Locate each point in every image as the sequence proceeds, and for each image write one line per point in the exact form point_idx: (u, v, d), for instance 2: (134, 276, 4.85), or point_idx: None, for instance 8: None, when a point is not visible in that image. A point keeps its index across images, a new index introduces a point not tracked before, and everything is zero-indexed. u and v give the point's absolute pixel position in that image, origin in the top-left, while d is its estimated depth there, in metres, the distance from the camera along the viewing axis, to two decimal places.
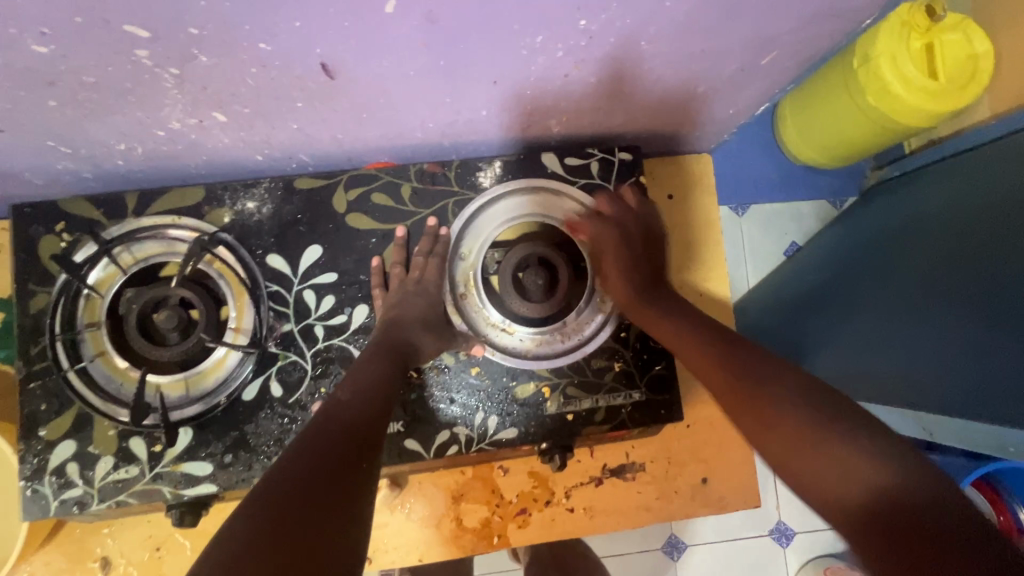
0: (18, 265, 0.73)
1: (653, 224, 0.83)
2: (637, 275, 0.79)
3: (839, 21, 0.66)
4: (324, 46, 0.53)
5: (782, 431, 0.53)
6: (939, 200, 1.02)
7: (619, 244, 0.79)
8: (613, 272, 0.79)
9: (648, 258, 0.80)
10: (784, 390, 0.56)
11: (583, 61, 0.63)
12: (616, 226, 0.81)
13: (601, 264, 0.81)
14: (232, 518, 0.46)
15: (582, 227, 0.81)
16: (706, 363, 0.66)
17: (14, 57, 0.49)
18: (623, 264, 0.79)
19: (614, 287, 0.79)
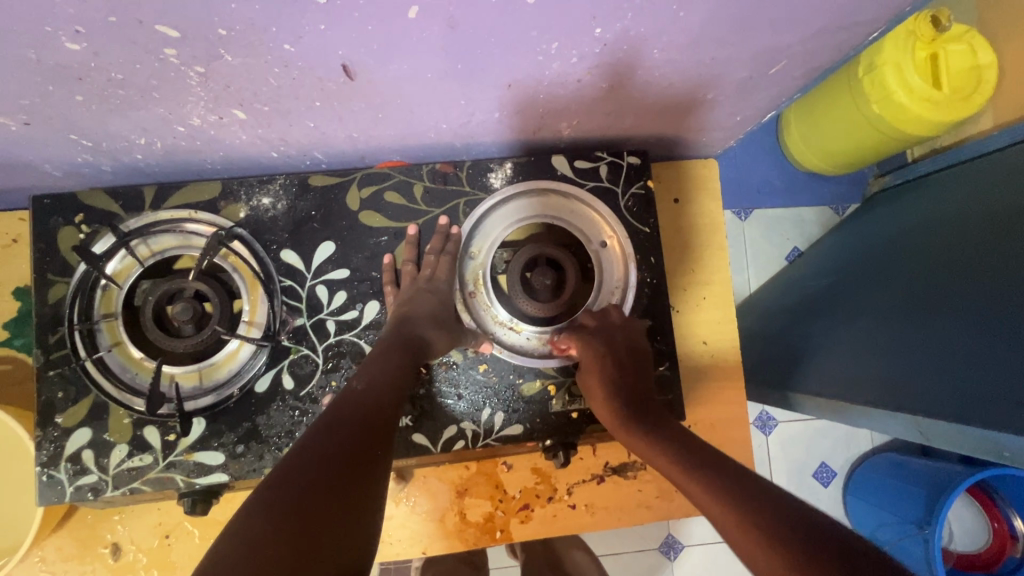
0: (37, 255, 0.75)
1: (639, 342, 0.80)
2: (622, 393, 0.73)
3: (847, 33, 0.68)
4: (346, 49, 0.55)
5: (746, 514, 0.50)
6: (942, 208, 1.03)
7: (607, 362, 0.75)
8: (596, 391, 0.75)
9: (632, 377, 0.76)
10: (733, 479, 0.55)
11: (595, 67, 0.64)
12: (598, 337, 0.77)
13: (584, 377, 0.77)
14: (248, 508, 0.47)
15: (571, 339, 0.79)
16: (670, 451, 0.63)
17: (46, 54, 0.51)
18: (607, 385, 0.74)
19: (599, 404, 0.74)
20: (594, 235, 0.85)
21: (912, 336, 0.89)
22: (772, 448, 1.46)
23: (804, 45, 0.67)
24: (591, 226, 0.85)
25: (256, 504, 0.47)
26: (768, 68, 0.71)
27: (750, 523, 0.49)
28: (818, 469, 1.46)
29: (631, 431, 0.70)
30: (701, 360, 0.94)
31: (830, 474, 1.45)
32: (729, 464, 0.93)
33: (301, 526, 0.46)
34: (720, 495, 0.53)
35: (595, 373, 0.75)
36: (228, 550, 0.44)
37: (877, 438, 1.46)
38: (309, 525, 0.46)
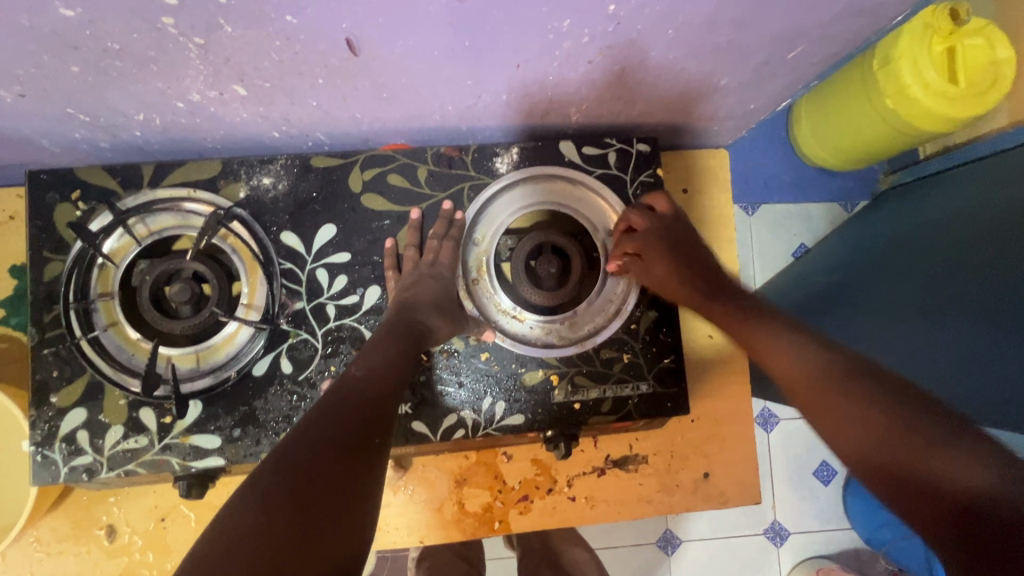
0: (33, 232, 0.74)
1: (690, 227, 0.80)
2: (689, 270, 0.75)
3: (869, 18, 0.66)
4: (351, 22, 0.53)
5: (806, 377, 0.56)
6: (957, 204, 1.00)
7: (670, 245, 0.77)
8: (665, 271, 0.76)
9: (696, 271, 0.75)
10: (816, 347, 0.58)
11: (607, 48, 0.62)
12: (658, 231, 0.78)
13: (642, 258, 0.78)
14: (239, 497, 0.46)
15: (637, 214, 0.80)
16: (727, 309, 0.69)
17: (40, 20, 0.49)
18: (672, 261, 0.76)
19: (659, 270, 0.76)
20: (601, 224, 0.83)
21: (922, 333, 0.87)
22: (773, 445, 1.44)
23: (824, 30, 0.65)
24: (599, 213, 0.83)
25: (247, 493, 0.46)
26: (784, 54, 0.69)
27: (812, 390, 0.54)
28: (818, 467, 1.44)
29: (688, 287, 0.74)
30: (706, 354, 0.93)
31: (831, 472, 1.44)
32: (731, 459, 0.92)
33: (294, 520, 0.44)
34: (786, 355, 0.59)
35: (657, 244, 0.77)
36: (218, 543, 0.42)
37: None
38: (301, 520, 0.44)
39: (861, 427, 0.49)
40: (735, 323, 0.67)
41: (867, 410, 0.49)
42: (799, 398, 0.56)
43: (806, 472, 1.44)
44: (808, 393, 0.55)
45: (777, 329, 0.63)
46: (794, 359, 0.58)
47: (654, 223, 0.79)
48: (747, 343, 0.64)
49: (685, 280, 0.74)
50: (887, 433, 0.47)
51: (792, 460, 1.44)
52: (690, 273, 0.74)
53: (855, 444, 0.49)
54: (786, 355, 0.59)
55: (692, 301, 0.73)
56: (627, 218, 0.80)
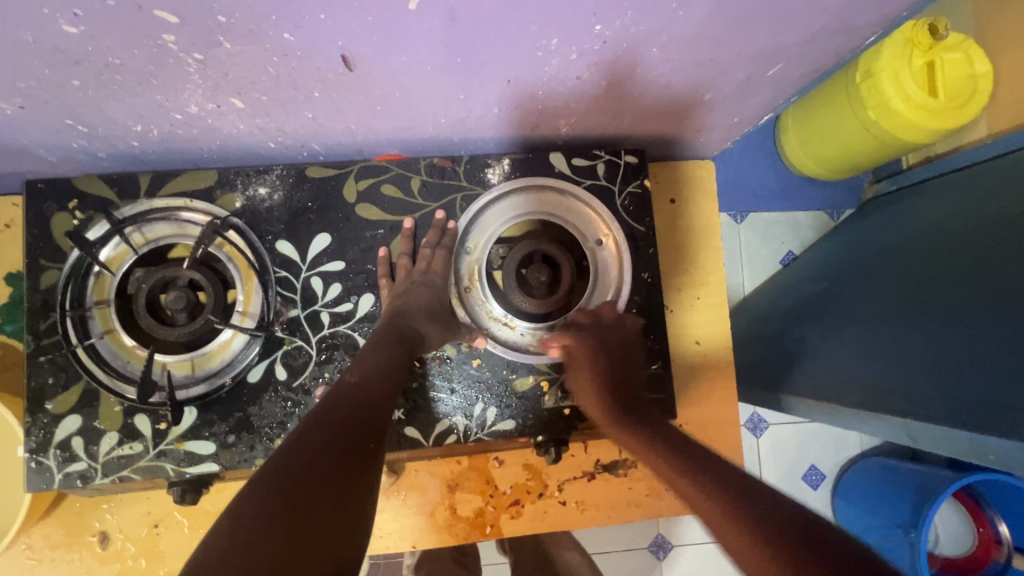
0: (30, 240, 0.74)
1: (628, 335, 0.81)
2: (611, 380, 0.78)
3: (846, 36, 0.68)
4: (346, 39, 0.55)
5: (722, 484, 0.57)
6: (936, 215, 1.03)
7: (596, 349, 0.78)
8: (586, 382, 0.78)
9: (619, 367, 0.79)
10: (728, 471, 0.60)
11: (595, 64, 0.64)
12: (589, 334, 0.79)
13: (570, 377, 0.80)
14: (239, 501, 0.47)
15: (562, 335, 0.81)
16: (666, 453, 0.66)
17: (43, 36, 0.51)
18: (598, 370, 0.77)
19: (587, 395, 0.78)
20: (591, 233, 0.85)
21: (905, 340, 0.90)
22: (762, 451, 1.47)
23: (801, 48, 0.68)
24: (588, 223, 0.85)
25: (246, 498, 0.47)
26: (764, 71, 0.72)
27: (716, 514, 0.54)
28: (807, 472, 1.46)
29: (631, 427, 0.73)
30: (694, 360, 0.95)
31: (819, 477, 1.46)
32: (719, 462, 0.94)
33: (293, 523, 0.45)
34: (697, 481, 0.59)
35: (586, 358, 0.78)
36: (219, 547, 0.44)
37: (867, 442, 1.47)
38: (298, 520, 0.46)
39: (769, 549, 0.48)
40: (663, 468, 0.65)
41: (760, 529, 0.50)
42: (710, 515, 0.55)
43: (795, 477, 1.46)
44: (710, 509, 0.55)
45: (710, 465, 0.61)
46: (711, 484, 0.58)
47: (597, 326, 0.80)
48: (673, 472, 0.63)
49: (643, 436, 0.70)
50: (770, 539, 0.49)
51: (780, 465, 1.46)
52: (611, 395, 0.76)
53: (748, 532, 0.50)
54: (695, 479, 0.59)
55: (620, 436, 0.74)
56: (559, 340, 0.81)
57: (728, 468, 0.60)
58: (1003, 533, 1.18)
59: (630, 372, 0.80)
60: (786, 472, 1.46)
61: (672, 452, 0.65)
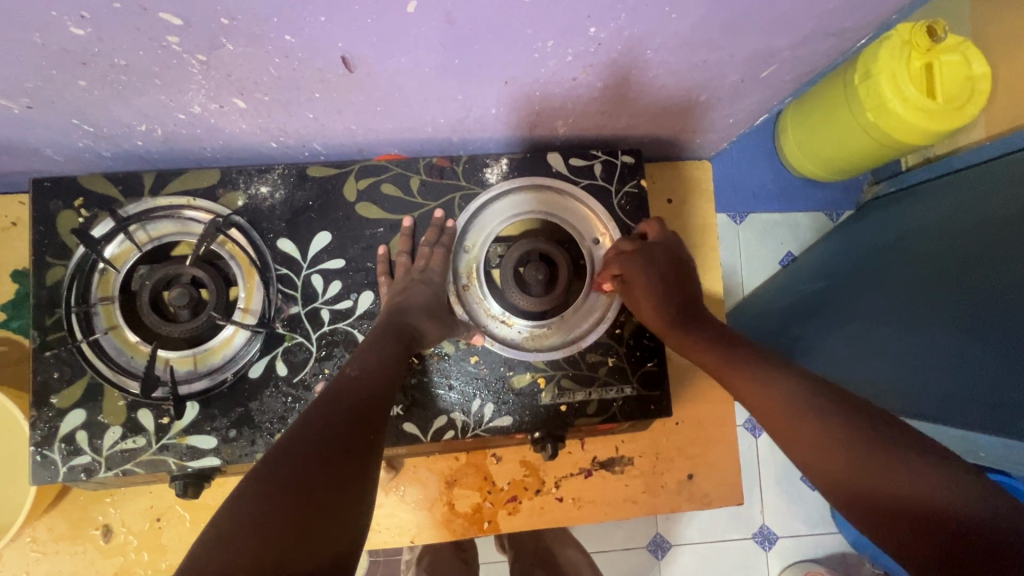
0: (36, 238, 0.76)
1: (678, 253, 0.80)
2: (672, 298, 0.76)
3: (838, 38, 0.69)
4: (346, 41, 0.56)
5: (796, 411, 0.55)
6: (932, 216, 1.04)
7: (659, 276, 0.78)
8: (643, 303, 0.78)
9: (681, 288, 0.77)
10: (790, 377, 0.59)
11: (591, 66, 0.65)
12: (645, 257, 0.79)
13: (629, 293, 0.81)
14: (246, 488, 0.48)
15: (615, 262, 0.81)
16: (733, 379, 0.63)
17: (51, 38, 0.52)
18: (654, 296, 0.77)
19: (647, 313, 0.78)
20: (587, 232, 0.86)
21: (900, 339, 0.90)
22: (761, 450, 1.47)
23: (793, 51, 0.69)
24: (585, 222, 0.86)
25: (250, 487, 0.48)
26: (758, 73, 0.73)
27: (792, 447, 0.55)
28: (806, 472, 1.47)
29: (692, 331, 0.72)
30: (690, 358, 0.96)
31: None
32: (714, 460, 0.95)
33: (297, 513, 0.47)
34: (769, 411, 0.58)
35: (643, 289, 0.78)
36: (230, 531, 0.45)
37: None
38: (303, 509, 0.47)
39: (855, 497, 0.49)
40: (732, 385, 0.64)
41: (838, 483, 0.50)
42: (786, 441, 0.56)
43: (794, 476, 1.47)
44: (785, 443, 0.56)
45: (772, 383, 0.59)
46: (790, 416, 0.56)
47: (648, 244, 0.81)
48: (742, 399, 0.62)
49: (711, 348, 0.69)
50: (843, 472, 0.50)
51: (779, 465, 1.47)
52: (671, 308, 0.75)
53: (834, 484, 0.51)
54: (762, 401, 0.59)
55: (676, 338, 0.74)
56: (610, 269, 0.82)
57: (784, 383, 0.58)
58: None
59: (684, 285, 0.78)
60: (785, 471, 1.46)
61: (737, 373, 0.63)
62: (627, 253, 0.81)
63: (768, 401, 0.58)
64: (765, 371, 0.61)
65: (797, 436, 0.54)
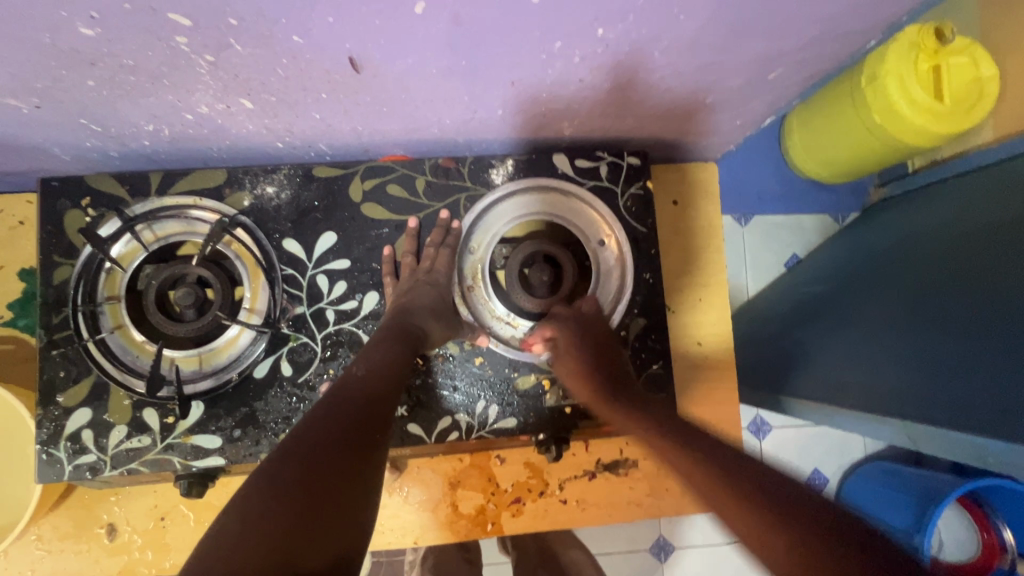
0: (43, 237, 0.76)
1: (608, 328, 0.81)
2: (585, 366, 0.77)
3: (847, 40, 0.69)
4: (353, 42, 0.56)
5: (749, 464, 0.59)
6: (939, 219, 1.03)
7: (585, 342, 0.78)
8: (573, 376, 0.78)
9: (609, 358, 0.79)
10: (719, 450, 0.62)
11: (598, 67, 0.65)
12: (569, 326, 0.79)
13: (557, 363, 0.80)
14: (251, 487, 0.48)
15: (547, 324, 0.80)
16: (678, 446, 0.64)
17: (60, 39, 0.52)
18: (583, 366, 0.77)
19: (574, 384, 0.78)
20: (593, 234, 0.86)
21: (908, 343, 0.90)
22: (765, 454, 1.47)
23: (801, 53, 0.69)
24: (590, 224, 0.86)
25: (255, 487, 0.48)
26: (766, 75, 0.73)
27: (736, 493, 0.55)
28: (811, 476, 1.46)
29: (620, 414, 0.73)
30: (695, 361, 0.95)
31: (823, 481, 1.46)
32: None
33: (301, 511, 0.46)
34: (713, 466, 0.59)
35: (569, 351, 0.78)
36: (235, 530, 0.45)
37: (870, 446, 1.47)
38: (307, 509, 0.47)
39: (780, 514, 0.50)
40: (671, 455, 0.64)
41: (772, 506, 0.52)
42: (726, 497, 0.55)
43: (798, 480, 1.46)
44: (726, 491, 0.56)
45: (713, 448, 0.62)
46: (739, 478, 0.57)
47: (575, 313, 0.81)
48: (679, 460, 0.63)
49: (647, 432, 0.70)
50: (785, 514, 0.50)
51: (783, 468, 1.46)
52: (596, 368, 0.77)
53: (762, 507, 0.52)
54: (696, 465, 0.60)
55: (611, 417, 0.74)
56: (542, 332, 0.81)
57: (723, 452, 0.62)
58: (1008, 539, 1.17)
59: (612, 359, 0.79)
60: (790, 475, 1.46)
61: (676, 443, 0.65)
62: (557, 317, 0.81)
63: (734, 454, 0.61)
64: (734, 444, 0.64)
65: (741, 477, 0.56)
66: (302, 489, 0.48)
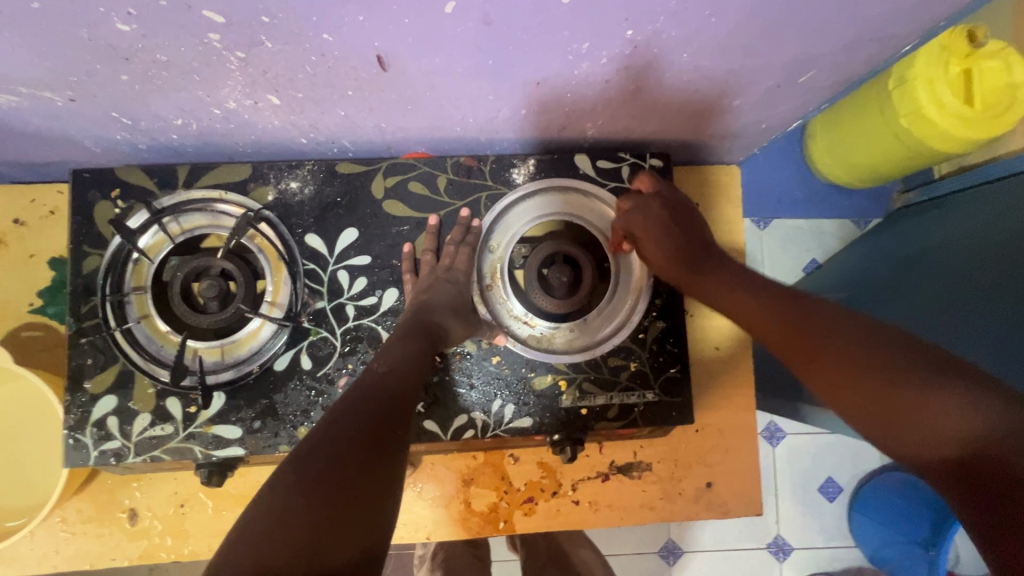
0: (74, 227, 0.78)
1: (680, 201, 0.82)
2: (677, 242, 0.76)
3: (881, 46, 0.68)
4: (382, 40, 0.56)
5: (829, 364, 0.54)
6: (965, 227, 1.01)
7: (657, 223, 0.78)
8: (649, 241, 0.78)
9: (685, 227, 0.78)
10: (834, 317, 0.57)
11: (624, 68, 0.65)
12: (641, 211, 0.80)
13: (640, 239, 0.79)
14: (277, 480, 0.49)
15: (620, 222, 0.81)
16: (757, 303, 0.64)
17: (97, 34, 0.53)
18: (658, 231, 0.77)
19: (658, 263, 0.77)
20: (613, 235, 0.86)
21: None
22: (778, 460, 1.45)
23: (831, 58, 0.68)
24: (611, 225, 0.86)
25: (279, 477, 0.49)
26: (795, 79, 0.72)
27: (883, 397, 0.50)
28: (823, 484, 1.44)
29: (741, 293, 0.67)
30: (712, 365, 0.94)
31: (835, 490, 1.44)
32: (733, 469, 0.94)
33: (326, 506, 0.47)
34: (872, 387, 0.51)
35: (649, 237, 0.78)
36: (262, 522, 0.46)
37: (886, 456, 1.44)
38: (333, 504, 0.48)
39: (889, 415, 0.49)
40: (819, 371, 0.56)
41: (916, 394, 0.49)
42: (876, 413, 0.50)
43: (811, 488, 1.44)
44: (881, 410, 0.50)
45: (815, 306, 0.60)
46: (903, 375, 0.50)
47: (650, 198, 0.81)
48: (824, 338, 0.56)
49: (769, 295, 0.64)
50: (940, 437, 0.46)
51: (796, 476, 1.45)
52: (680, 251, 0.75)
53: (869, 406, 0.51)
54: (840, 369, 0.53)
55: (784, 351, 0.59)
56: (625, 224, 0.81)
57: (828, 315, 0.58)
58: None
59: (696, 235, 0.78)
60: (802, 483, 1.44)
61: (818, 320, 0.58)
62: (632, 208, 0.81)
63: (832, 372, 0.54)
64: (861, 367, 0.51)
65: (820, 358, 0.55)
66: (326, 483, 0.49)
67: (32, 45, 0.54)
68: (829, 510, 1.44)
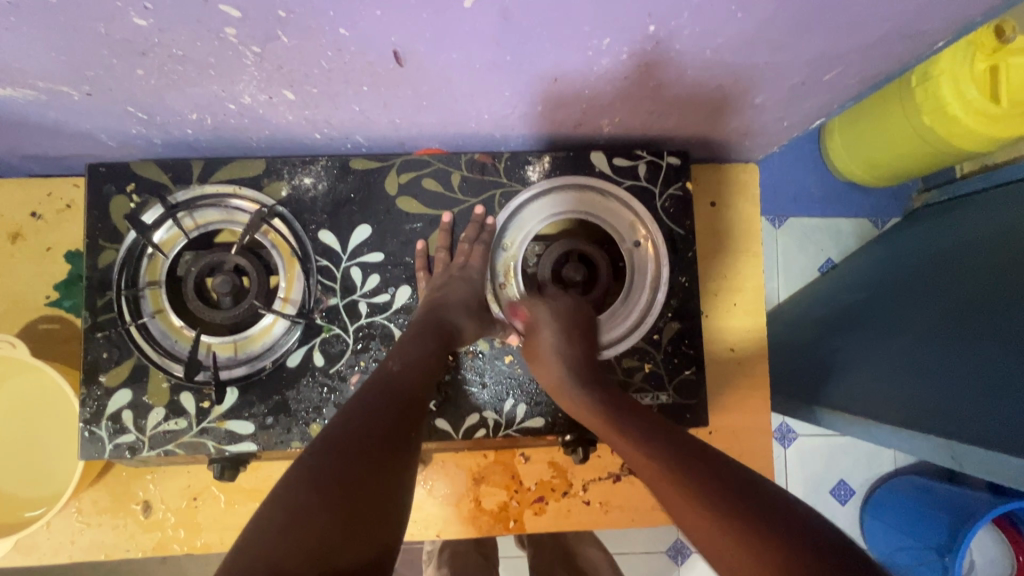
0: (90, 221, 0.78)
1: (586, 309, 0.79)
2: (575, 359, 0.73)
3: (912, 42, 0.66)
4: (399, 35, 0.55)
5: (643, 458, 0.55)
6: (990, 227, 0.98)
7: (562, 326, 0.75)
8: (545, 355, 0.74)
9: (579, 344, 0.75)
10: (650, 429, 0.58)
11: (644, 64, 0.64)
12: (545, 308, 0.77)
13: (528, 344, 0.77)
14: (290, 480, 0.48)
15: (528, 305, 0.80)
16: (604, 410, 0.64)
17: (114, 28, 0.53)
18: (552, 343, 0.74)
19: (541, 368, 0.75)
20: (629, 235, 0.84)
21: (952, 358, 0.86)
22: (789, 461, 1.43)
23: (860, 54, 0.66)
24: (626, 224, 0.84)
25: (292, 479, 0.49)
26: (822, 76, 0.70)
27: (702, 489, 0.48)
28: (836, 487, 1.43)
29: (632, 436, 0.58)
30: (727, 367, 0.93)
31: (848, 492, 1.42)
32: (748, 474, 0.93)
33: (341, 507, 0.46)
34: (704, 507, 0.46)
35: (549, 338, 0.75)
36: (275, 521, 0.45)
37: (901, 459, 1.42)
38: (347, 505, 0.47)
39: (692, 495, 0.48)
40: (697, 524, 0.46)
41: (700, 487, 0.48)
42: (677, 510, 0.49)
43: (823, 490, 1.42)
44: (697, 497, 0.47)
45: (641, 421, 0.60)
46: (737, 499, 0.46)
47: (556, 299, 0.79)
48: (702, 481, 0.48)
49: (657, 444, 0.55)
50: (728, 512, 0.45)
51: (808, 477, 1.43)
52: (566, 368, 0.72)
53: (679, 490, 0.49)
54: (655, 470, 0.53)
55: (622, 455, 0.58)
56: (519, 309, 0.81)
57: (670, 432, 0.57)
58: None
59: (588, 347, 0.76)
60: (814, 484, 1.42)
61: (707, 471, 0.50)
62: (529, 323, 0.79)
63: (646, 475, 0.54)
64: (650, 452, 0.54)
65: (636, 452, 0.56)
66: (340, 484, 0.48)
67: (50, 38, 0.54)
68: (840, 513, 1.42)
